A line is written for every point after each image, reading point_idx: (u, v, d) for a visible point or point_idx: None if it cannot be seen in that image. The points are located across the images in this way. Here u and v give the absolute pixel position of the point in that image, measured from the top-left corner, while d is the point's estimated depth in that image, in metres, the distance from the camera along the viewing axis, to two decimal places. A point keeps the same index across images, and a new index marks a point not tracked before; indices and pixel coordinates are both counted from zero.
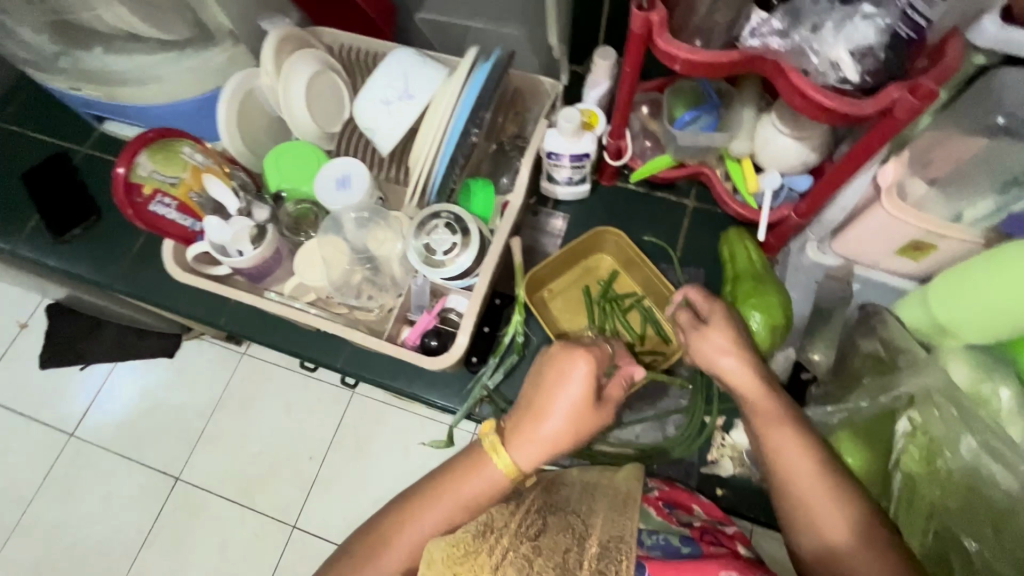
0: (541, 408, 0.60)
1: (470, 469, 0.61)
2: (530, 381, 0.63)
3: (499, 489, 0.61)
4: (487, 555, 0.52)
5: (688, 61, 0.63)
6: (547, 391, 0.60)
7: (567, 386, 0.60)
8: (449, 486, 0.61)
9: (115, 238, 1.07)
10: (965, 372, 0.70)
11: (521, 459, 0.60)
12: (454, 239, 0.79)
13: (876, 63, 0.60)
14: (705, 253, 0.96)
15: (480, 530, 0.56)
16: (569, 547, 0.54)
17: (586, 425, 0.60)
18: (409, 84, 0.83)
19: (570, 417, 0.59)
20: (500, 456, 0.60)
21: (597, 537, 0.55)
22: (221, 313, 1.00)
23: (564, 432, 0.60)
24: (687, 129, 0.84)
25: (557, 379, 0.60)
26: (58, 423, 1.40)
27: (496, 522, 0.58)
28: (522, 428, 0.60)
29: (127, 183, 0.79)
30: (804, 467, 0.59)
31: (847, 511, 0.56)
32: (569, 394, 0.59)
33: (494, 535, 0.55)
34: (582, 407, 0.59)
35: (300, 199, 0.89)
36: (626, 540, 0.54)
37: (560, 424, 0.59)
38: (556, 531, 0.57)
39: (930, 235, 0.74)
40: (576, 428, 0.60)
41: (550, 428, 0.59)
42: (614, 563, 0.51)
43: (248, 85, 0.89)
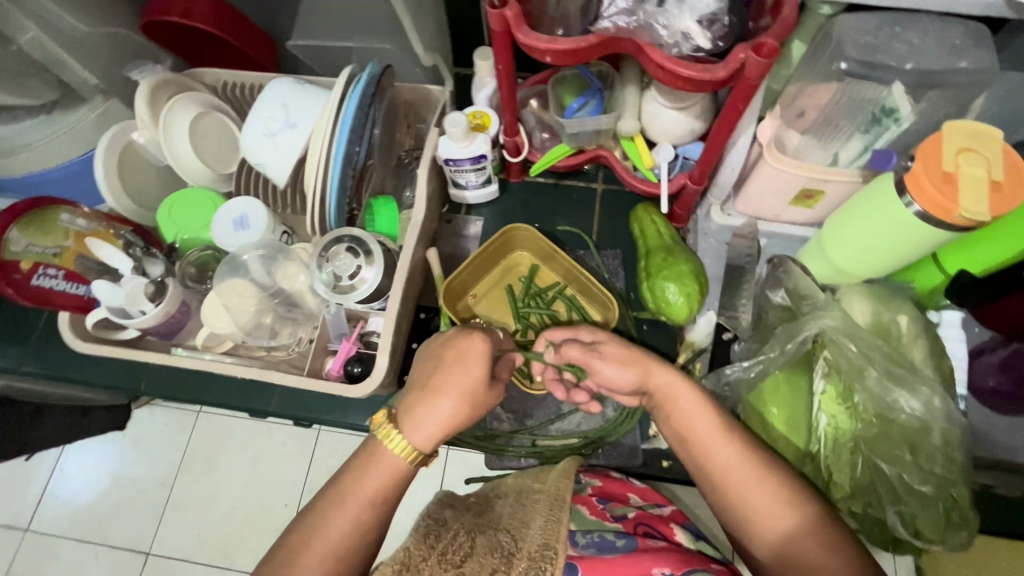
0: (433, 385, 0.58)
1: (369, 459, 0.56)
2: (426, 362, 0.61)
3: (401, 479, 0.56)
4: None
5: (553, 50, 0.65)
6: (441, 370, 0.59)
7: (464, 365, 0.59)
8: (355, 482, 0.55)
9: (17, 321, 1.02)
10: (867, 307, 0.72)
11: (416, 440, 0.56)
12: (357, 261, 0.77)
13: (725, 28, 0.62)
14: (620, 233, 0.98)
15: (399, 571, 0.51)
16: (496, 569, 0.51)
17: (480, 403, 0.59)
18: (290, 113, 0.82)
19: (465, 396, 0.58)
20: (395, 439, 0.56)
21: (526, 551, 0.52)
22: (140, 378, 0.95)
23: (459, 409, 0.58)
24: (575, 116, 0.85)
25: (454, 358, 0.59)
26: (10, 519, 1.33)
27: (414, 556, 0.53)
28: (415, 407, 0.57)
29: (1, 262, 0.73)
30: (699, 435, 0.57)
31: (776, 507, 0.53)
32: (463, 372, 0.58)
33: (412, 570, 0.51)
34: (477, 388, 0.58)
35: (203, 246, 0.86)
36: (552, 547, 0.51)
37: (456, 404, 0.58)
38: (483, 555, 0.54)
39: (814, 181, 0.77)
40: (472, 405, 0.59)
41: (447, 406, 0.57)
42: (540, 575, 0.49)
43: (122, 138, 0.86)
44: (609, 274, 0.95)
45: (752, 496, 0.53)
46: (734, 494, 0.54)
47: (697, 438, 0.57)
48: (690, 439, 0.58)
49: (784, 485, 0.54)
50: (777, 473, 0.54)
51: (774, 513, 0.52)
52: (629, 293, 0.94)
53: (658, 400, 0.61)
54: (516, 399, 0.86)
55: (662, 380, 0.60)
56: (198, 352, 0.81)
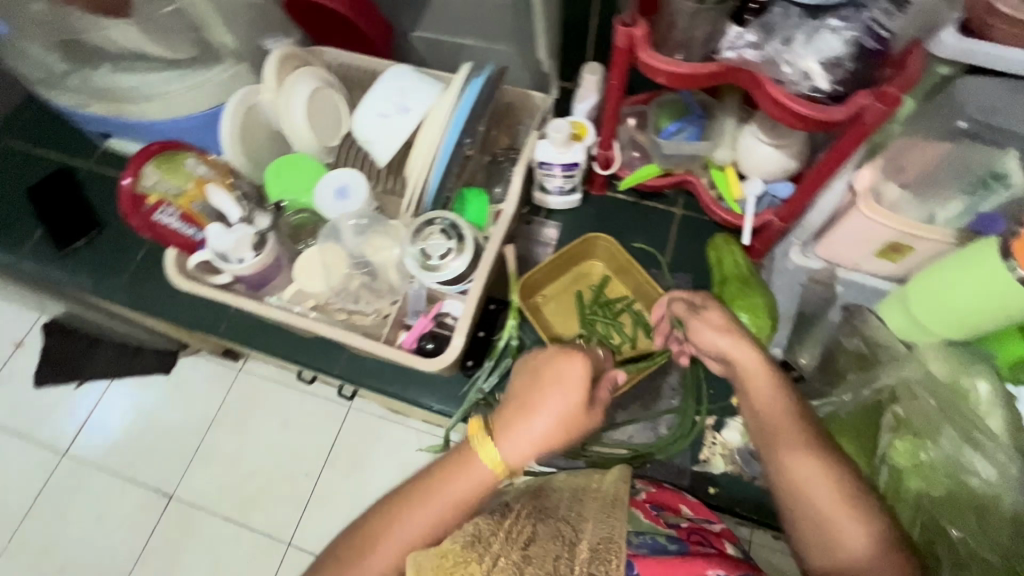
0: (528, 401, 0.60)
1: (456, 470, 0.61)
2: (527, 373, 0.63)
3: (484, 489, 0.60)
4: (478, 562, 0.53)
5: (670, 74, 0.68)
6: (537, 391, 0.60)
7: (564, 383, 0.60)
8: (437, 488, 0.60)
9: (114, 253, 1.09)
10: (946, 367, 0.71)
11: (507, 455, 0.59)
12: (449, 244, 0.81)
13: (846, 73, 0.64)
14: (693, 258, 0.99)
15: (470, 539, 0.56)
16: (558, 554, 0.55)
17: (575, 427, 0.60)
18: (405, 98, 0.87)
19: (562, 417, 0.59)
20: (488, 449, 0.60)
21: (587, 542, 0.56)
22: (222, 321, 1.01)
23: (553, 431, 0.59)
24: (672, 139, 0.89)
25: (554, 379, 0.60)
26: (49, 442, 1.40)
27: (484, 531, 0.57)
28: (510, 421, 0.60)
29: (131, 194, 0.80)
30: (777, 420, 0.62)
31: (843, 508, 0.56)
32: (561, 393, 0.59)
33: (484, 543, 0.56)
34: (574, 411, 0.59)
35: (301, 209, 0.92)
36: (614, 542, 0.55)
37: (548, 426, 0.59)
38: (546, 539, 0.57)
39: (906, 236, 0.76)
40: (567, 428, 0.59)
41: (541, 425, 0.59)
42: (603, 565, 0.53)
43: (249, 101, 0.93)
44: None
45: (819, 491, 0.57)
46: (815, 506, 0.57)
47: (776, 427, 0.61)
48: (775, 434, 0.61)
49: (859, 505, 0.57)
50: (855, 495, 0.57)
51: (853, 531, 0.56)
52: None
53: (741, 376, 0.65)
54: None
55: (750, 359, 0.64)
56: (287, 304, 0.87)
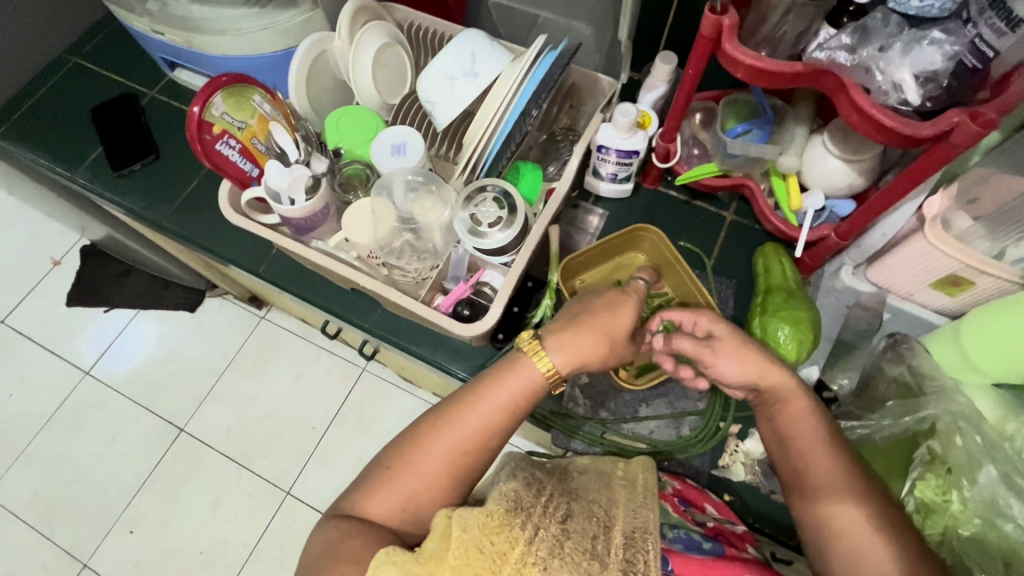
0: (579, 320, 0.64)
1: (506, 370, 0.62)
2: (575, 305, 0.67)
3: (534, 390, 0.62)
4: (520, 529, 0.53)
5: (752, 68, 0.66)
6: (583, 314, 0.65)
7: (614, 312, 0.65)
8: (487, 390, 0.61)
9: (164, 182, 1.11)
10: (992, 409, 0.72)
11: (557, 360, 0.62)
12: (500, 213, 0.81)
13: (939, 89, 0.62)
14: (738, 265, 0.97)
15: (512, 506, 0.55)
16: (595, 534, 0.56)
17: (618, 351, 0.65)
18: (475, 63, 0.87)
19: (607, 335, 0.64)
20: (539, 354, 0.62)
21: (621, 527, 0.58)
22: (262, 261, 1.02)
23: (598, 347, 0.64)
24: (739, 139, 0.86)
25: (603, 304, 0.66)
26: (75, 360, 1.44)
27: (523, 500, 0.57)
28: (559, 333, 0.64)
29: (199, 121, 0.81)
30: (808, 457, 0.61)
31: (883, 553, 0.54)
32: (611, 316, 0.65)
33: (525, 511, 0.55)
34: (621, 335, 0.65)
35: (353, 160, 0.92)
36: (649, 531, 0.57)
37: (594, 341, 0.63)
38: (581, 517, 0.58)
39: (968, 270, 0.75)
40: (611, 346, 0.64)
41: (590, 339, 0.63)
42: (640, 553, 0.55)
43: (320, 46, 0.93)
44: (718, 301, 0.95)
45: (860, 540, 0.55)
46: (839, 532, 0.57)
47: (817, 485, 0.59)
48: (803, 467, 0.61)
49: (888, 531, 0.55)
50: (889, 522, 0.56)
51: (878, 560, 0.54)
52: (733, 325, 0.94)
53: (771, 400, 0.65)
54: (600, 390, 0.87)
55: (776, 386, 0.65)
56: (331, 250, 0.88)
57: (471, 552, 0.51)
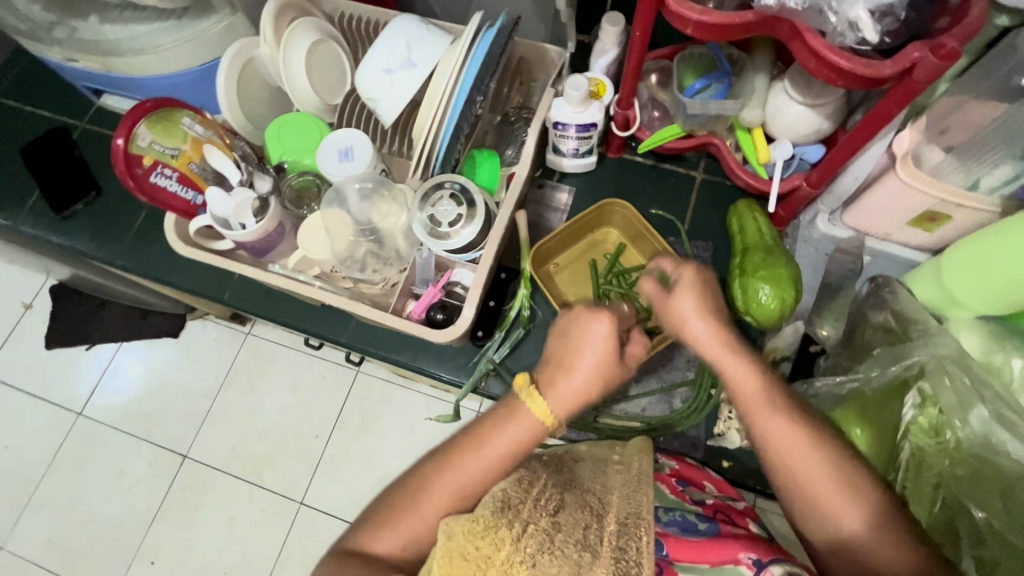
0: (567, 356, 0.60)
1: (503, 417, 0.60)
2: (560, 334, 0.63)
3: (531, 437, 0.59)
4: (508, 529, 0.50)
5: (701, 23, 0.62)
6: (573, 346, 0.61)
7: (593, 340, 0.60)
8: (488, 436, 0.59)
9: (113, 217, 1.06)
10: (978, 343, 0.71)
11: (551, 404, 0.59)
12: (459, 210, 0.78)
13: (896, 23, 0.59)
14: (714, 226, 0.95)
15: (499, 506, 0.52)
16: (588, 523, 0.54)
17: (610, 381, 0.61)
18: (412, 53, 0.81)
19: (599, 370, 0.60)
20: (531, 396, 0.59)
21: (614, 514, 0.56)
22: (225, 288, 0.99)
23: (592, 386, 0.60)
24: (697, 97, 0.83)
25: (586, 333, 0.60)
26: (64, 402, 1.41)
27: (512, 498, 0.54)
28: (551, 372, 0.61)
29: (126, 155, 0.76)
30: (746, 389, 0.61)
31: (843, 502, 0.56)
32: (596, 347, 0.60)
33: (513, 509, 0.52)
34: (611, 364, 0.60)
35: (302, 171, 0.88)
36: (642, 515, 0.55)
37: (590, 374, 0.60)
38: (573, 509, 0.56)
39: (945, 204, 0.72)
40: (605, 381, 0.60)
41: (579, 378, 0.60)
42: (633, 539, 0.53)
43: (245, 55, 0.87)
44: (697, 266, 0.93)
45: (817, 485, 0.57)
46: (797, 480, 0.58)
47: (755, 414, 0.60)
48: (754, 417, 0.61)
49: (847, 481, 0.57)
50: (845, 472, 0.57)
51: (841, 507, 0.56)
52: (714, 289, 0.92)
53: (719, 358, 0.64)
54: None
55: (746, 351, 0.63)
56: (291, 272, 0.83)
57: (454, 559, 0.48)
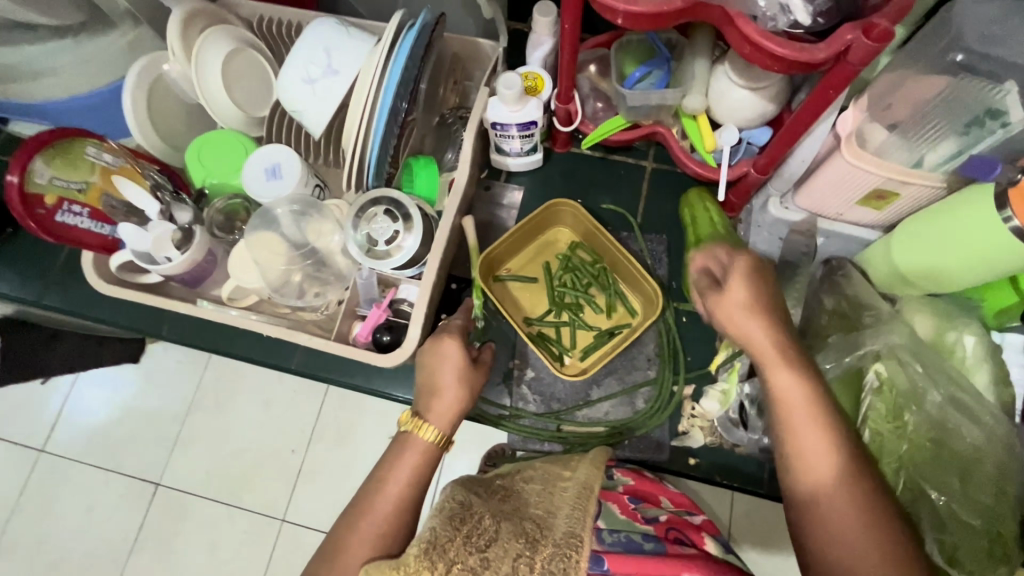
0: (433, 378, 0.65)
1: (398, 457, 0.61)
2: (423, 365, 0.67)
3: (429, 462, 0.61)
4: (430, 572, 0.48)
5: (630, 14, 0.58)
6: (435, 365, 0.66)
7: (448, 355, 0.66)
8: (389, 476, 0.60)
9: (35, 253, 0.99)
10: (930, 324, 0.70)
11: (435, 423, 0.62)
12: (395, 226, 0.74)
13: (829, 3, 0.56)
14: (667, 217, 0.92)
15: (424, 547, 0.50)
16: (520, 552, 0.51)
17: (475, 382, 0.66)
18: (333, 60, 0.76)
19: (462, 378, 0.64)
20: (420, 427, 0.61)
21: (551, 537, 0.53)
22: (162, 324, 0.93)
23: (463, 393, 0.64)
24: (637, 86, 0.80)
25: (436, 351, 0.66)
26: (26, 438, 1.20)
27: (439, 537, 0.52)
28: (426, 399, 0.64)
29: (23, 195, 0.70)
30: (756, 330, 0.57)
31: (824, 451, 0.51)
32: (450, 359, 0.65)
33: (439, 550, 0.50)
34: (467, 369, 0.65)
35: (230, 194, 0.83)
36: (579, 535, 0.51)
37: (463, 382, 0.65)
38: (507, 538, 0.54)
39: (891, 182, 0.70)
40: (471, 385, 0.65)
41: (452, 392, 0.63)
42: (565, 560, 0.49)
43: (153, 71, 0.80)
44: (652, 261, 0.90)
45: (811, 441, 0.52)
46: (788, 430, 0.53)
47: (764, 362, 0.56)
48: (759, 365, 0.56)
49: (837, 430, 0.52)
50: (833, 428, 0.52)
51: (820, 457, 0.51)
52: (671, 283, 0.89)
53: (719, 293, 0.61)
54: (547, 380, 0.85)
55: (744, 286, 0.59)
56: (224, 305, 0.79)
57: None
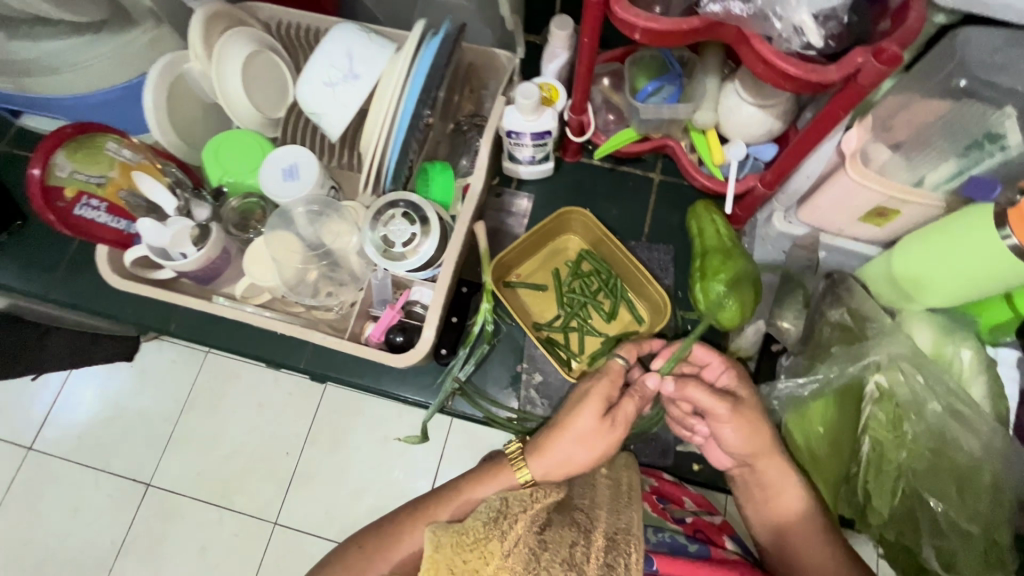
0: (560, 425, 0.62)
1: (485, 478, 0.63)
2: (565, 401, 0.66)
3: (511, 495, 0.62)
4: (498, 541, 0.53)
5: (648, 30, 0.60)
6: (572, 409, 0.62)
7: (583, 410, 0.62)
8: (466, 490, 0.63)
9: (44, 247, 0.99)
10: (930, 336, 0.73)
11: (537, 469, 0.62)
12: (413, 229, 0.75)
13: (840, 27, 0.59)
14: (673, 228, 0.95)
15: (494, 515, 0.55)
16: (575, 541, 0.55)
17: (602, 446, 0.62)
18: (354, 64, 0.77)
19: (588, 437, 0.61)
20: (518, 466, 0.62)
21: (603, 530, 0.57)
22: (170, 319, 0.94)
23: (588, 453, 0.61)
24: (650, 100, 0.82)
25: (580, 400, 0.63)
26: (13, 436, 1.16)
27: (511, 507, 0.57)
28: (544, 442, 0.63)
29: (43, 186, 0.70)
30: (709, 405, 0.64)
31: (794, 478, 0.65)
32: (582, 417, 0.61)
33: (509, 519, 0.55)
34: (600, 432, 0.61)
35: (246, 193, 0.83)
36: (632, 532, 0.56)
37: (588, 435, 0.61)
38: (561, 526, 0.57)
39: (893, 200, 0.73)
40: (596, 447, 0.61)
41: (575, 447, 0.61)
42: (621, 556, 0.54)
43: (175, 70, 0.81)
44: (658, 270, 0.92)
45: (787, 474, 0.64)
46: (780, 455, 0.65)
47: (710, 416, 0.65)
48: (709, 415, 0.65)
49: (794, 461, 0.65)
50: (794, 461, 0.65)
51: (788, 496, 0.65)
52: (677, 292, 0.91)
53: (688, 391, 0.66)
54: (554, 384, 0.87)
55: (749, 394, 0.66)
56: (237, 302, 0.80)
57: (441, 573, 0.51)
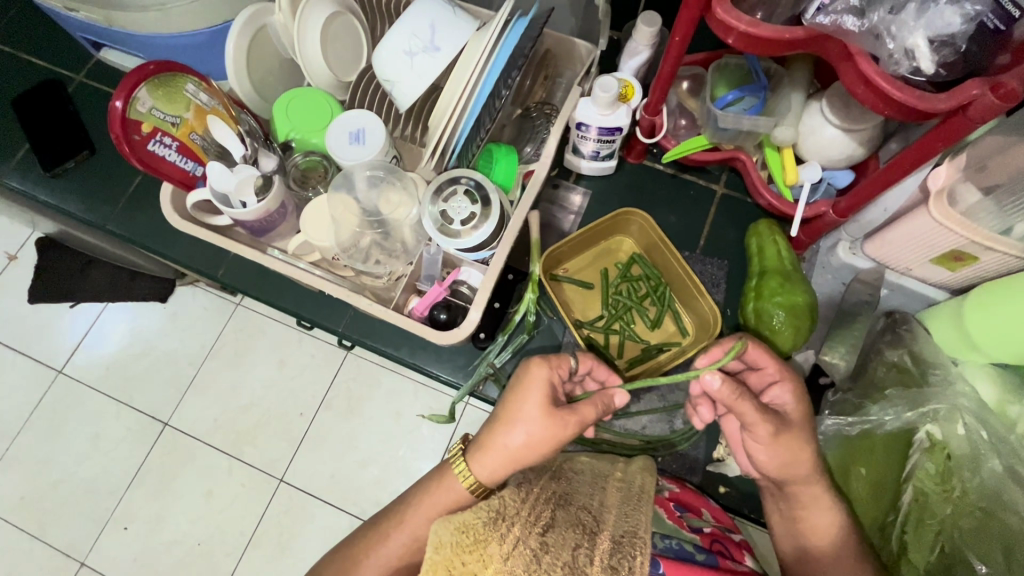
0: (502, 416, 0.59)
1: (435, 481, 0.62)
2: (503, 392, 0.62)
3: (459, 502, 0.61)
4: (498, 544, 0.50)
5: (745, 34, 0.58)
6: (516, 398, 0.59)
7: (527, 397, 0.58)
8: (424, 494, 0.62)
9: (107, 179, 1.02)
10: (993, 392, 0.71)
11: (479, 471, 0.59)
12: (473, 208, 0.75)
13: (955, 55, 0.55)
14: (730, 244, 0.92)
15: (493, 516, 0.52)
16: (578, 543, 0.52)
17: (550, 437, 0.57)
18: (435, 36, 0.76)
19: (535, 428, 0.57)
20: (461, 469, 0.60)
21: (609, 532, 0.54)
22: (219, 265, 0.96)
23: (534, 445, 0.58)
24: (729, 109, 0.79)
25: (518, 387, 0.59)
26: (46, 357, 1.20)
27: (509, 508, 0.54)
28: (485, 440, 0.59)
29: (123, 119, 0.73)
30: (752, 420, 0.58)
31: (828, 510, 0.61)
32: (528, 407, 0.58)
33: (507, 521, 0.52)
34: (545, 422, 0.57)
35: (308, 150, 0.83)
36: (639, 535, 0.53)
37: (534, 429, 0.57)
38: (564, 527, 0.54)
39: (973, 245, 0.69)
40: (543, 439, 0.57)
41: (516, 437, 0.58)
42: (626, 558, 0.50)
43: (258, 21, 0.82)
44: (709, 284, 0.90)
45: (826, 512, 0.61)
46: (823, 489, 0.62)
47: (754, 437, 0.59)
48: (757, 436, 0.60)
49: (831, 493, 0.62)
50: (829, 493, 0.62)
51: (823, 526, 0.61)
52: (726, 309, 0.90)
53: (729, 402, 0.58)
54: None
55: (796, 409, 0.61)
56: (290, 257, 0.80)
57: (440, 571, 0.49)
